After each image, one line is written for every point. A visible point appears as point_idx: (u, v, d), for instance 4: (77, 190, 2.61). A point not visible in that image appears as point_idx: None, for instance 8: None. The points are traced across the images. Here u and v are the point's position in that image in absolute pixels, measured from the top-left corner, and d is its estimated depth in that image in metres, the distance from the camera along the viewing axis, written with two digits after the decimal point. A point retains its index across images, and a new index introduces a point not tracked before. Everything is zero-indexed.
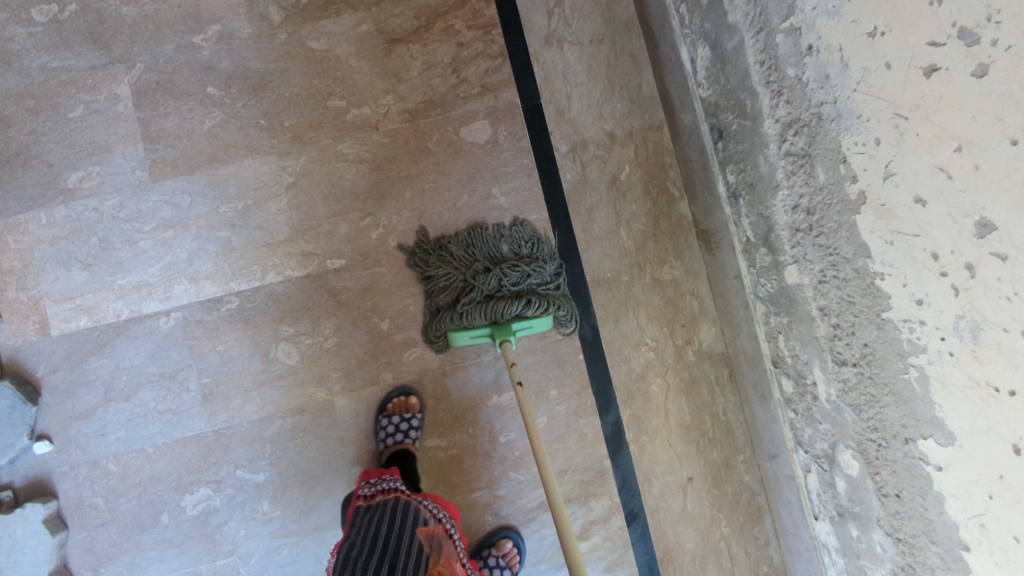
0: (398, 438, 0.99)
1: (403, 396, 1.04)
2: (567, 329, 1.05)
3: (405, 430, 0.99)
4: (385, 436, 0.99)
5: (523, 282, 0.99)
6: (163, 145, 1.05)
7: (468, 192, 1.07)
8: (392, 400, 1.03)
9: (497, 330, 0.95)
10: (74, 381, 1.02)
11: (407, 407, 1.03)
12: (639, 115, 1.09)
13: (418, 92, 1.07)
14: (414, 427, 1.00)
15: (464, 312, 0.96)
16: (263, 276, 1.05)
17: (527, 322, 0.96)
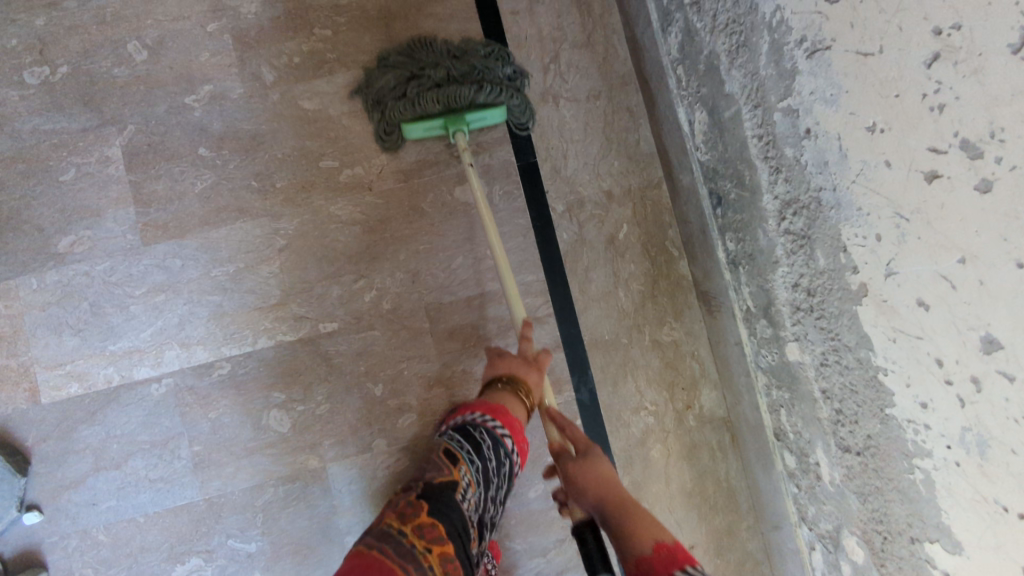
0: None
1: None
2: (522, 121, 1.04)
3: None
4: None
5: (471, 71, 0.99)
6: (154, 208, 1.04)
7: (463, 253, 1.05)
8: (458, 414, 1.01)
9: (453, 120, 0.98)
10: (64, 449, 1.01)
11: None
12: (637, 173, 1.07)
13: (411, 151, 1.06)
14: None
15: (417, 97, 0.97)
16: (255, 340, 1.03)
17: (483, 111, 0.99)
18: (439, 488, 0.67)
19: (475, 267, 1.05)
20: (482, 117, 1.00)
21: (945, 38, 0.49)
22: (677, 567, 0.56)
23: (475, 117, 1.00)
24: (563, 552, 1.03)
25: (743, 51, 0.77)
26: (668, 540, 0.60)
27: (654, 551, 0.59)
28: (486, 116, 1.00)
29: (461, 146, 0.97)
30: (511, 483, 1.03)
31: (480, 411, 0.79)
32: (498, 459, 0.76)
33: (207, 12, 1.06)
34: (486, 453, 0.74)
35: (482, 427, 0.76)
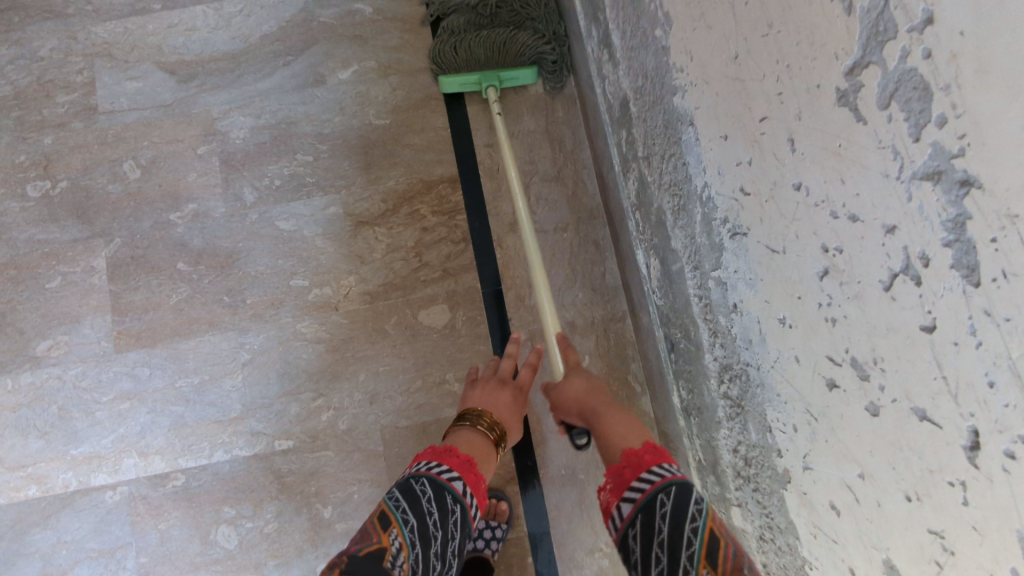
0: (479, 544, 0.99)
1: (493, 500, 1.02)
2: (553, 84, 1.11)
3: (488, 539, 1.00)
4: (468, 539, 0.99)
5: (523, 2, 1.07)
6: (130, 317, 1.08)
7: (422, 375, 1.06)
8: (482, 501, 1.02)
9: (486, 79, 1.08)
10: (15, 552, 1.01)
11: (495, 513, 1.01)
12: (601, 305, 1.08)
13: (380, 274, 1.09)
14: (497, 538, 1.00)
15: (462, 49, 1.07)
16: (211, 454, 1.04)
17: (515, 73, 1.09)
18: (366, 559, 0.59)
19: (434, 391, 1.05)
20: (513, 75, 1.09)
21: (831, 258, 0.50)
22: (643, 470, 0.64)
23: (508, 76, 1.09)
24: None
25: (683, 215, 0.78)
26: (637, 446, 0.68)
27: (624, 455, 0.68)
28: (517, 75, 1.10)
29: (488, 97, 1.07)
30: None
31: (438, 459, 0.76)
32: (445, 508, 0.71)
33: (200, 136, 1.14)
34: (427, 507, 0.69)
35: (422, 478, 0.72)
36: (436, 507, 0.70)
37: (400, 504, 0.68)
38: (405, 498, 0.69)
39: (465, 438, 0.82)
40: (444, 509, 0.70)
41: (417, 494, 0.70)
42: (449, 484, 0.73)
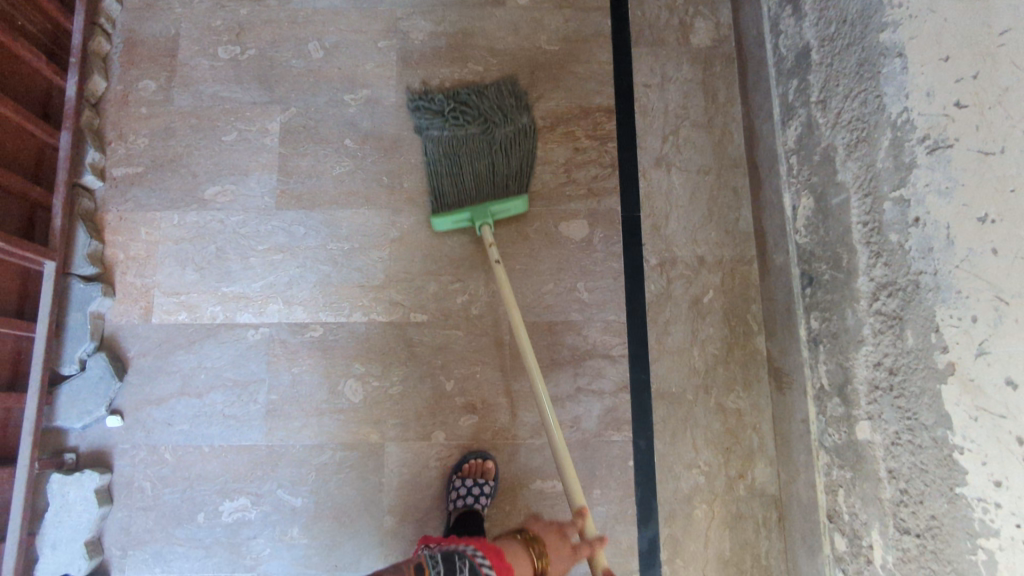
0: (468, 500, 1.00)
1: (481, 459, 1.05)
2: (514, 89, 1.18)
3: (476, 494, 1.00)
4: (455, 496, 1.01)
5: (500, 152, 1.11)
6: (294, 180, 1.16)
7: (555, 280, 1.13)
8: (470, 461, 1.05)
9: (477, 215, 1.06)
10: (158, 368, 1.09)
11: (483, 471, 1.04)
12: (731, 246, 1.14)
13: (529, 182, 1.16)
14: (485, 492, 1.01)
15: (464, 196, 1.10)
16: (350, 313, 1.11)
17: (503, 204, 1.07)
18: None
19: (563, 296, 1.12)
20: (505, 208, 1.07)
21: None
22: None
23: (497, 209, 1.07)
24: None
25: (861, 145, 0.85)
26: None
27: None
28: (509, 206, 1.07)
29: (484, 228, 1.04)
30: (553, 505, 1.06)
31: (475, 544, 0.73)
32: None
33: (382, 31, 1.22)
34: None
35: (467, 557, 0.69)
36: None
37: (435, 565, 0.67)
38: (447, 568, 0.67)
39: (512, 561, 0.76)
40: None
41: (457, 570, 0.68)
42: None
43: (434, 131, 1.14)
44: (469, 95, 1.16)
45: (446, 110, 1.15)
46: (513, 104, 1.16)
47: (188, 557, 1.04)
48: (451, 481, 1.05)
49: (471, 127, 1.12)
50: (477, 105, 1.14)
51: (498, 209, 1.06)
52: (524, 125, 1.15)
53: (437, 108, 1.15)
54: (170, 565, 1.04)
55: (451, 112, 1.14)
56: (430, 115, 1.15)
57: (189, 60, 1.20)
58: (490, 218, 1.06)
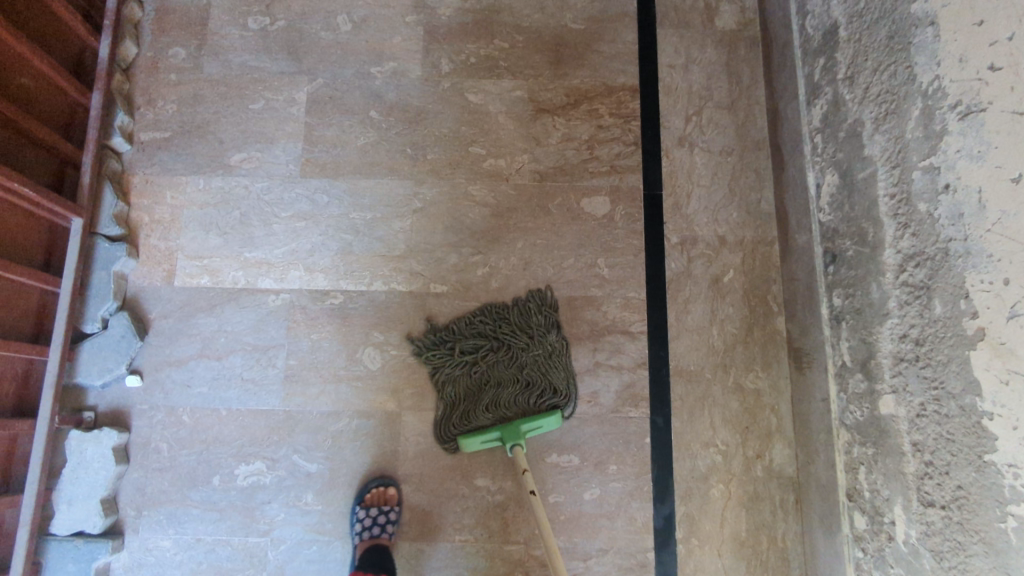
0: (374, 531, 0.99)
1: (381, 486, 1.04)
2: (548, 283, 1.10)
3: (383, 524, 0.99)
4: (362, 528, 1.00)
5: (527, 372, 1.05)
6: (319, 149, 1.17)
7: (575, 255, 1.13)
8: (369, 490, 1.04)
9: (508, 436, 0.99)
10: (179, 330, 1.10)
11: (386, 499, 1.03)
12: (753, 227, 1.14)
13: (552, 158, 1.17)
14: (391, 521, 1.00)
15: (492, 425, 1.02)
16: (371, 282, 1.12)
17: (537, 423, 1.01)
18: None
19: (583, 272, 1.12)
20: (536, 426, 1.01)
21: None
22: None
23: (529, 427, 1.01)
24: (603, 562, 1.03)
25: (890, 117, 0.85)
26: None
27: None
28: (540, 423, 1.01)
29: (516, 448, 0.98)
30: (569, 479, 1.05)
31: None
32: None
33: (410, 7, 1.23)
34: None
35: None
36: None
37: None
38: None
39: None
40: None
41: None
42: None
43: (440, 366, 1.06)
44: (486, 319, 1.09)
45: (459, 348, 1.07)
46: (542, 320, 1.09)
47: (201, 520, 1.04)
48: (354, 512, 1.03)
49: (490, 356, 1.06)
50: (492, 348, 1.07)
51: (530, 426, 1.00)
52: (554, 340, 1.07)
53: (446, 347, 1.07)
54: (183, 528, 1.04)
55: (464, 353, 1.06)
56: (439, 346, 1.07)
57: (219, 30, 1.22)
58: (520, 436, 1.00)
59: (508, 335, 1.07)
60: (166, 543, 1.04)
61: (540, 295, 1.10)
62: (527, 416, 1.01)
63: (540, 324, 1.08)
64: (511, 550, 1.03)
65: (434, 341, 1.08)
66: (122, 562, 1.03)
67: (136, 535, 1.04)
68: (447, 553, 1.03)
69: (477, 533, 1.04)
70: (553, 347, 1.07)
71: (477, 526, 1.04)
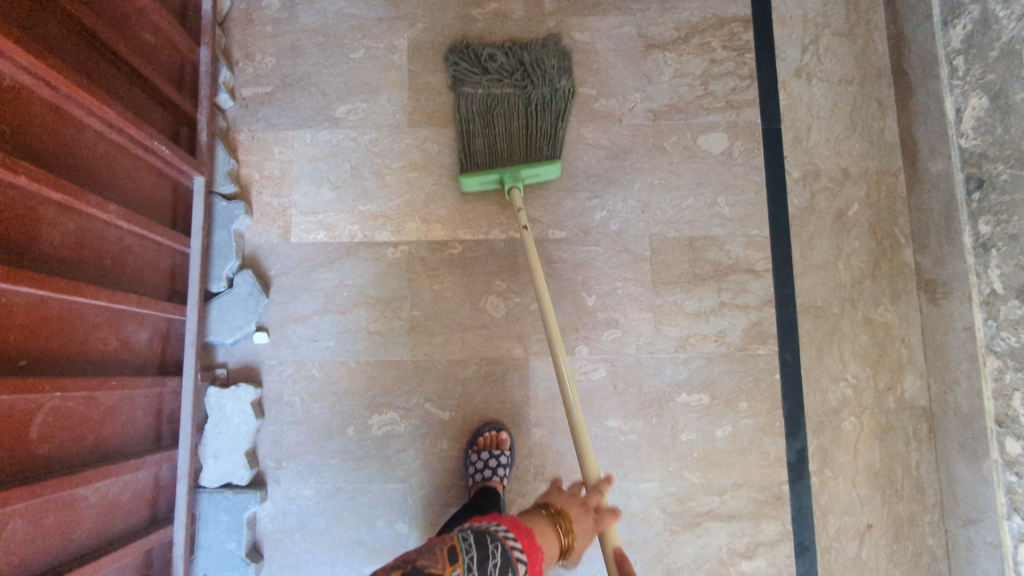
0: (485, 473, 0.99)
1: (495, 431, 1.04)
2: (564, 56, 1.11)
3: (494, 467, 0.99)
4: (475, 471, 1.00)
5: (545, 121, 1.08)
6: (425, 96, 1.15)
7: (694, 194, 1.11)
8: (484, 434, 1.04)
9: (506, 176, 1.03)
10: (301, 286, 1.10)
11: (499, 444, 1.03)
12: (877, 158, 1.10)
13: (665, 95, 1.13)
14: (503, 464, 1.00)
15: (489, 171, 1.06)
16: (488, 231, 1.11)
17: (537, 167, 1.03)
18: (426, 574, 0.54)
19: (704, 211, 1.10)
20: (536, 172, 1.03)
21: None
22: None
23: (530, 173, 1.03)
24: (738, 497, 1.03)
25: None
26: None
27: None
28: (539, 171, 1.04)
29: (513, 191, 1.02)
30: (701, 418, 1.05)
31: (501, 520, 0.64)
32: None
33: None
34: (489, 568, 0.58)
35: (500, 541, 0.60)
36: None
37: (467, 547, 0.59)
38: (479, 545, 0.59)
39: (540, 526, 0.67)
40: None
41: (491, 557, 0.59)
42: (515, 564, 0.60)
43: (470, 85, 1.10)
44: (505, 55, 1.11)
45: (483, 58, 1.11)
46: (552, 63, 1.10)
47: (340, 469, 1.06)
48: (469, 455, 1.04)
49: (505, 85, 1.08)
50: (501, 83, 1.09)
51: (530, 172, 1.02)
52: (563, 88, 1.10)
53: (472, 60, 1.12)
54: (323, 477, 1.06)
55: (485, 64, 1.10)
56: (469, 66, 1.11)
57: None
58: (520, 180, 1.03)
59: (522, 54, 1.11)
60: (308, 493, 1.06)
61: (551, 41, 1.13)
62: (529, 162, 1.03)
63: (549, 56, 1.11)
64: (646, 489, 1.04)
65: (462, 50, 1.12)
66: (267, 510, 1.06)
67: (278, 485, 1.06)
68: None
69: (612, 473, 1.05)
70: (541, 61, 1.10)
71: (611, 466, 1.05)
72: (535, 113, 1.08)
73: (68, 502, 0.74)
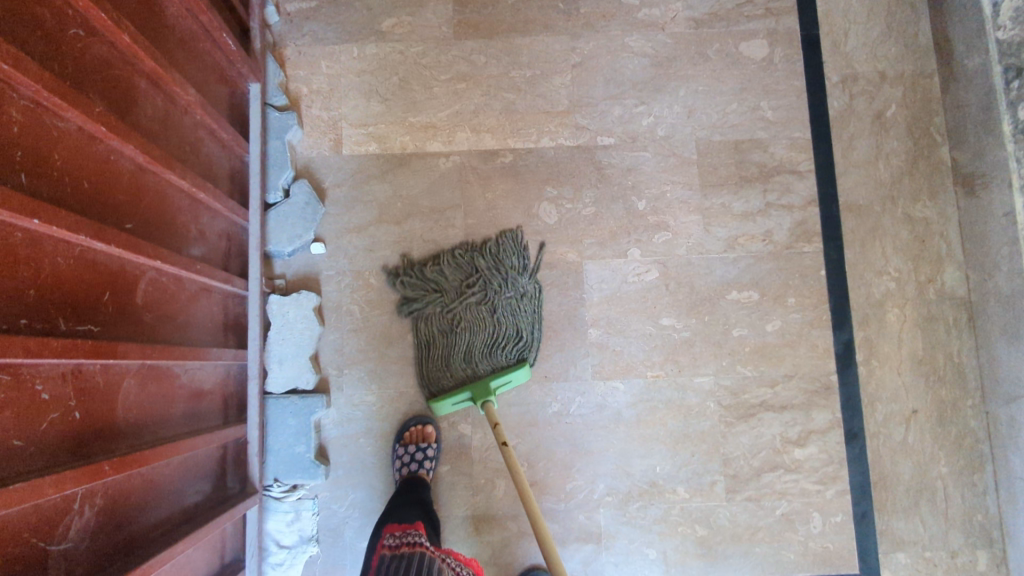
0: (411, 467, 1.01)
1: (420, 424, 1.06)
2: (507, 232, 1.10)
3: (420, 460, 1.01)
4: (400, 464, 1.02)
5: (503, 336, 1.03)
6: (471, 9, 1.16)
7: (738, 100, 1.14)
8: (409, 427, 1.05)
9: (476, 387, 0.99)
10: (355, 198, 1.11)
11: (425, 437, 1.05)
12: (913, 60, 1.13)
13: (706, 4, 1.15)
14: (429, 458, 1.02)
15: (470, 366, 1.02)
16: (538, 140, 1.13)
17: (506, 376, 1.01)
18: None
19: (748, 115, 1.13)
20: (506, 380, 1.01)
21: None
22: None
23: (498, 382, 1.01)
24: (790, 388, 1.07)
25: None
26: None
27: None
28: (509, 376, 1.01)
29: (487, 407, 0.97)
30: (752, 313, 1.08)
31: None
32: None
33: None
34: None
35: None
36: None
37: None
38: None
39: None
40: None
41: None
42: None
43: (422, 306, 1.06)
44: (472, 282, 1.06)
45: (432, 279, 1.07)
46: (498, 263, 1.07)
47: (402, 375, 1.08)
48: (394, 450, 1.05)
49: (467, 304, 1.04)
50: (470, 263, 1.07)
51: (500, 382, 1.00)
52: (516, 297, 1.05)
53: (422, 282, 1.07)
54: (386, 382, 1.08)
55: (436, 285, 1.06)
56: (415, 287, 1.07)
57: None
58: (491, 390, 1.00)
59: (493, 294, 1.05)
60: (371, 398, 1.07)
61: (512, 234, 1.10)
62: (496, 372, 1.01)
63: (510, 257, 1.08)
64: (700, 382, 1.07)
65: (408, 268, 1.08)
66: (332, 417, 1.07)
67: (341, 392, 1.07)
68: (642, 389, 1.07)
69: (667, 369, 1.07)
70: (518, 283, 1.06)
71: (667, 363, 1.08)
72: (500, 318, 1.04)
73: (165, 376, 0.75)
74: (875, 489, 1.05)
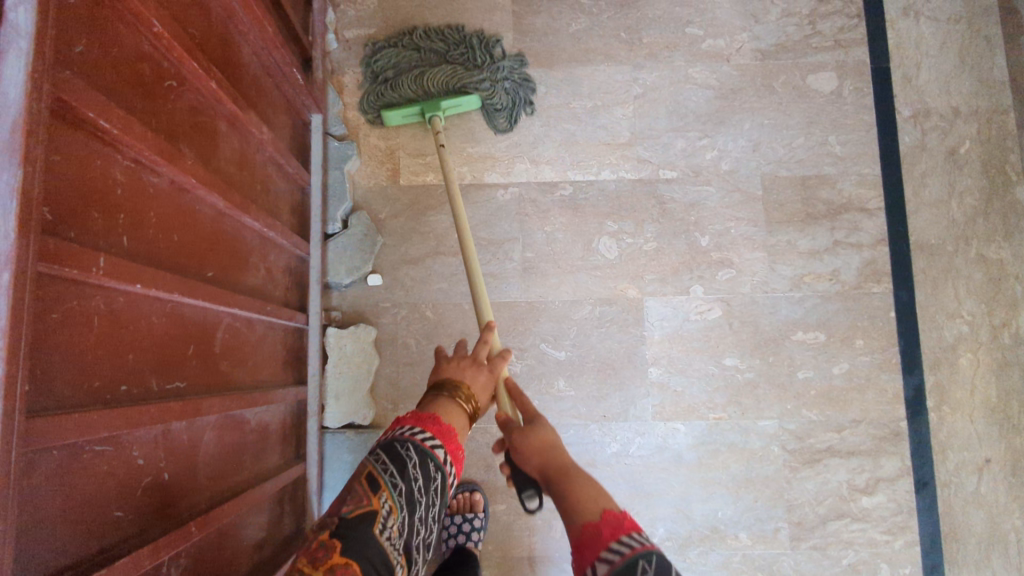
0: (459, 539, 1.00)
1: (467, 492, 1.04)
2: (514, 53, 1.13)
3: (467, 531, 1.00)
4: (448, 535, 1.01)
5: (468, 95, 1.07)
6: (531, 38, 1.14)
7: (805, 134, 1.11)
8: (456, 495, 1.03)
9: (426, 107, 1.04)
10: (413, 229, 1.10)
11: (472, 504, 1.03)
12: (987, 96, 1.10)
13: (773, 35, 1.13)
14: (477, 528, 1.01)
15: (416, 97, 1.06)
16: (599, 172, 1.11)
17: (458, 101, 1.06)
18: (353, 527, 0.54)
19: (816, 150, 1.10)
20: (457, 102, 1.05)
21: None
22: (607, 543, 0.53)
23: (450, 104, 1.05)
24: (857, 433, 1.04)
25: None
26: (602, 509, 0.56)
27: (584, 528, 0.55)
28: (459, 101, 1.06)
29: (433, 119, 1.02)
30: (818, 355, 1.06)
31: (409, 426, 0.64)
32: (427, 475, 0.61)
33: None
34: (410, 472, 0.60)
35: (407, 444, 0.62)
36: (421, 473, 0.61)
37: (386, 466, 0.59)
38: (390, 459, 0.60)
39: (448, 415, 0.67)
40: (429, 477, 0.61)
41: (405, 461, 0.60)
42: (431, 451, 0.62)
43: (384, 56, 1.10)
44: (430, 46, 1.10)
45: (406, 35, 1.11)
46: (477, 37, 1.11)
47: None
48: None
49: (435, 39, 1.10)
50: (456, 34, 1.10)
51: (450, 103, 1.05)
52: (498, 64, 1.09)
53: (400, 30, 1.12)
54: None
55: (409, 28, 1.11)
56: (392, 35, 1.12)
57: None
58: (439, 109, 1.05)
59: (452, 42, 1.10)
60: None
61: (517, 58, 1.12)
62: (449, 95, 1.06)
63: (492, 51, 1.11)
64: (764, 425, 1.04)
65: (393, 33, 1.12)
66: None
67: None
68: (704, 431, 1.05)
69: (730, 412, 1.05)
70: (501, 68, 1.09)
71: (730, 405, 1.05)
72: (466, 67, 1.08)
73: (238, 423, 0.74)
74: (945, 540, 1.02)
